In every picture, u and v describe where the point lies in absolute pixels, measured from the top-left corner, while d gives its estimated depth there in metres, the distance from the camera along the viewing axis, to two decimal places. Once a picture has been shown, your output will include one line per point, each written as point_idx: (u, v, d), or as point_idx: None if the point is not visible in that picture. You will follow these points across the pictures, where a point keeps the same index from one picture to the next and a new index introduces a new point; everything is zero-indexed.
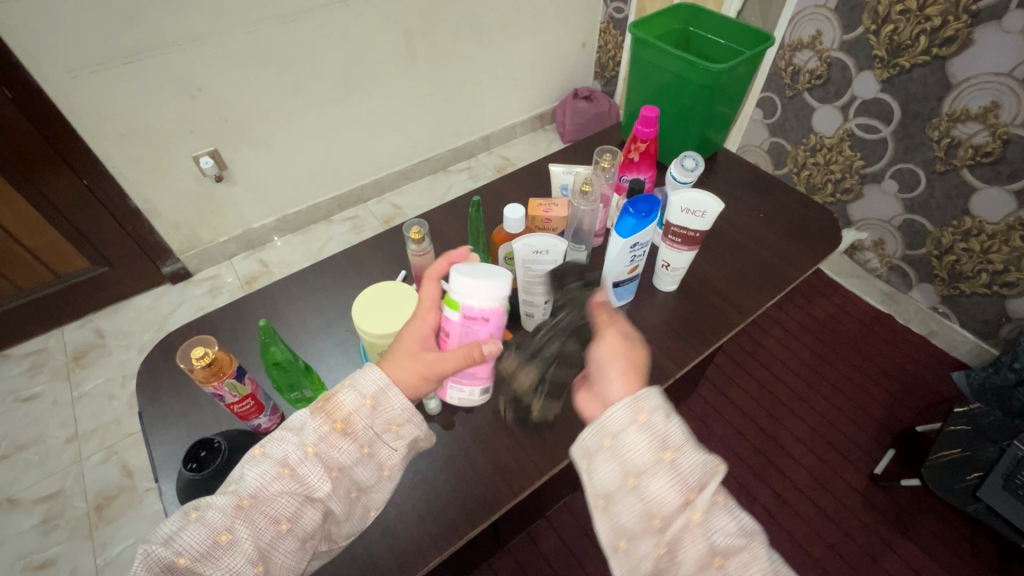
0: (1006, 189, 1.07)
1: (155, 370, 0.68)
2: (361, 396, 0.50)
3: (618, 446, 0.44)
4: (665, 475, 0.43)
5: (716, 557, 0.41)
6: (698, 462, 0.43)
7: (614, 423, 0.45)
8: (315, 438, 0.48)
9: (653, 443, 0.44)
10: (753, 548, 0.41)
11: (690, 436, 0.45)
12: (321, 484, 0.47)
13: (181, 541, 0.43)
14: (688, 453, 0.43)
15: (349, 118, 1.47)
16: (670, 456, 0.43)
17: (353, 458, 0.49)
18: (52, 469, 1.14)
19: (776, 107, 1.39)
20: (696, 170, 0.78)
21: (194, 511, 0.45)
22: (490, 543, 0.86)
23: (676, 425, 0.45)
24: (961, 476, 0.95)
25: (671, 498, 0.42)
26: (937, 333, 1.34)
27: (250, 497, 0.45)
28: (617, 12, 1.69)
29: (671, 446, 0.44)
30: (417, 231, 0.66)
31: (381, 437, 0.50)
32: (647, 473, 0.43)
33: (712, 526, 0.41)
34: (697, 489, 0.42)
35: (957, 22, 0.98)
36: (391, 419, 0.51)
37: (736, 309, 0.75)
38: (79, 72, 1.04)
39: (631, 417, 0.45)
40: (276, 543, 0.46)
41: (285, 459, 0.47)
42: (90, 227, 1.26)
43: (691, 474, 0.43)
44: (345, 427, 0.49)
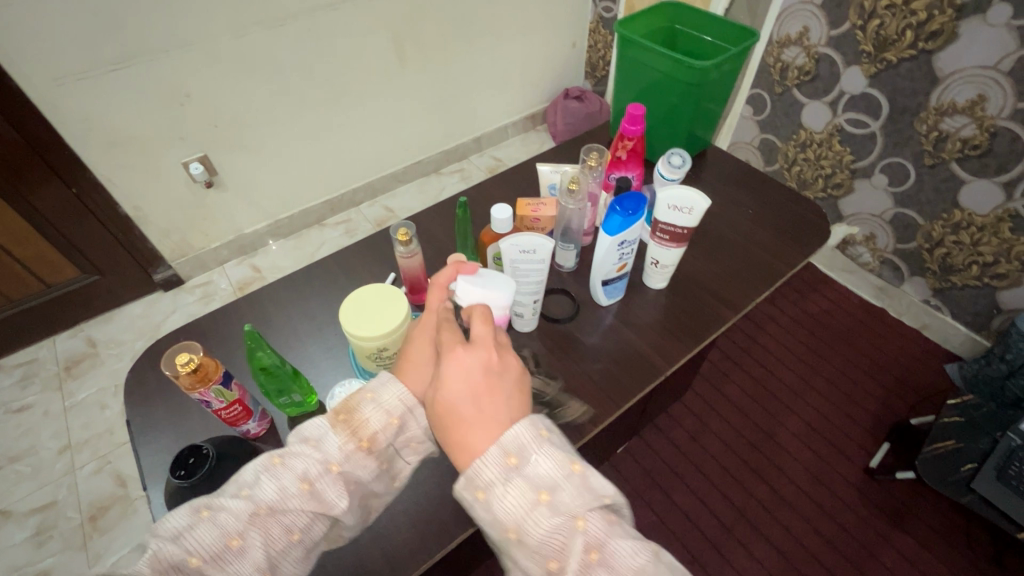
0: (994, 181, 1.07)
1: (143, 378, 0.67)
2: (387, 414, 0.50)
3: (479, 522, 0.42)
4: (521, 550, 0.40)
5: None
6: (548, 528, 0.38)
7: (465, 501, 0.42)
8: (339, 457, 0.48)
9: (499, 518, 0.40)
10: None
11: (530, 502, 0.39)
12: (339, 500, 0.47)
13: (192, 541, 0.42)
14: (534, 522, 0.39)
15: (340, 122, 1.46)
16: (516, 532, 0.39)
17: (372, 474, 0.49)
18: (44, 480, 1.13)
19: (765, 103, 1.39)
20: (683, 167, 0.78)
21: (207, 511, 0.43)
22: (486, 546, 0.86)
23: (512, 493, 0.40)
24: (956, 467, 0.95)
25: (536, 568, 0.39)
26: (930, 326, 1.35)
27: (268, 506, 0.44)
28: (606, 12, 1.70)
29: (514, 521, 0.39)
30: (404, 233, 0.65)
31: (400, 453, 0.52)
32: (508, 548, 0.40)
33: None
34: (555, 558, 0.38)
35: (942, 16, 0.99)
36: (411, 437, 0.52)
37: (725, 306, 0.76)
38: (65, 80, 1.04)
39: (471, 495, 0.41)
40: (286, 552, 0.45)
41: (306, 473, 0.46)
42: (80, 235, 1.25)
43: (545, 542, 0.38)
44: (371, 445, 0.49)
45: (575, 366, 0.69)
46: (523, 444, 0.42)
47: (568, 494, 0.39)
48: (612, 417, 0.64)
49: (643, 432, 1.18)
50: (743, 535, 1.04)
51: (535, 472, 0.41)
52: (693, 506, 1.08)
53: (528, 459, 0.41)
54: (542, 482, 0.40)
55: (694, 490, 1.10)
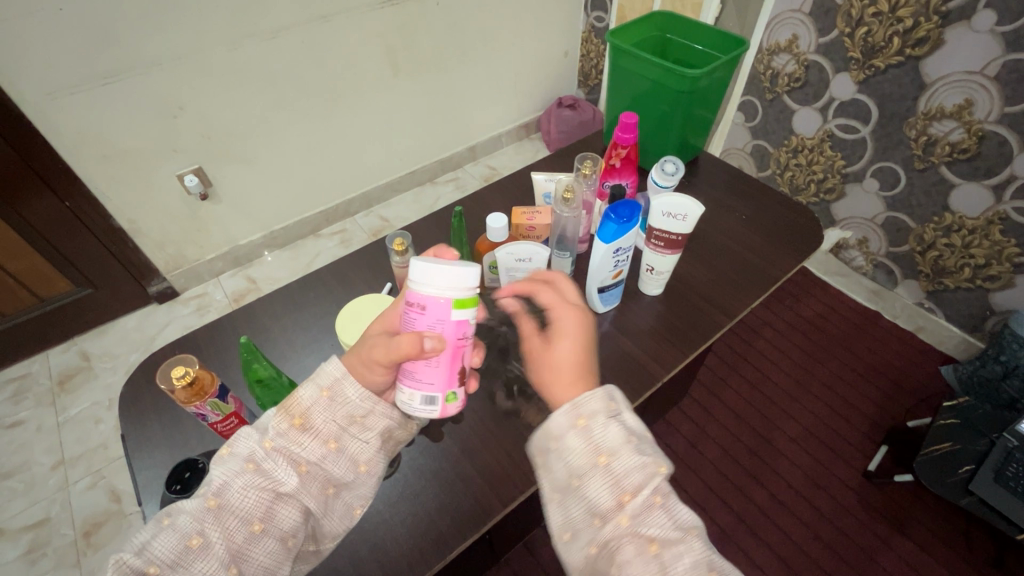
0: (983, 184, 1.09)
1: (138, 391, 0.67)
2: (318, 388, 0.50)
3: (559, 450, 0.44)
4: (601, 477, 0.42)
5: (653, 545, 0.40)
6: (635, 465, 0.42)
7: (556, 427, 0.45)
8: (274, 435, 0.47)
9: (588, 446, 0.43)
10: (689, 542, 0.40)
11: (628, 441, 0.43)
12: (288, 478, 0.46)
13: (152, 549, 0.42)
14: (624, 456, 0.42)
15: (334, 133, 1.47)
16: (606, 460, 0.42)
17: (319, 453, 0.48)
18: (37, 496, 1.11)
19: (757, 110, 1.41)
20: (676, 174, 0.79)
21: (167, 518, 0.45)
22: (486, 555, 0.85)
23: (614, 430, 0.44)
24: (954, 467, 0.95)
25: (606, 500, 0.42)
26: (924, 328, 1.36)
27: (217, 498, 0.45)
28: (598, 21, 1.72)
29: (608, 448, 0.43)
30: (400, 243, 0.66)
31: (347, 431, 0.50)
32: (586, 475, 0.43)
33: (644, 525, 0.40)
34: (632, 492, 0.41)
35: (928, 23, 1.00)
36: (352, 411, 0.50)
37: (720, 312, 0.76)
38: (59, 94, 1.04)
39: (570, 422, 0.45)
40: (251, 544, 0.44)
41: (249, 456, 0.47)
42: (74, 249, 1.24)
43: (627, 477, 0.42)
44: (303, 422, 0.48)
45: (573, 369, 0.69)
46: (620, 394, 0.47)
47: (655, 446, 0.44)
48: None
49: None
50: (743, 542, 1.04)
51: (629, 419, 0.45)
52: None
53: (621, 409, 0.46)
54: (637, 431, 0.45)
55: (694, 497, 1.10)
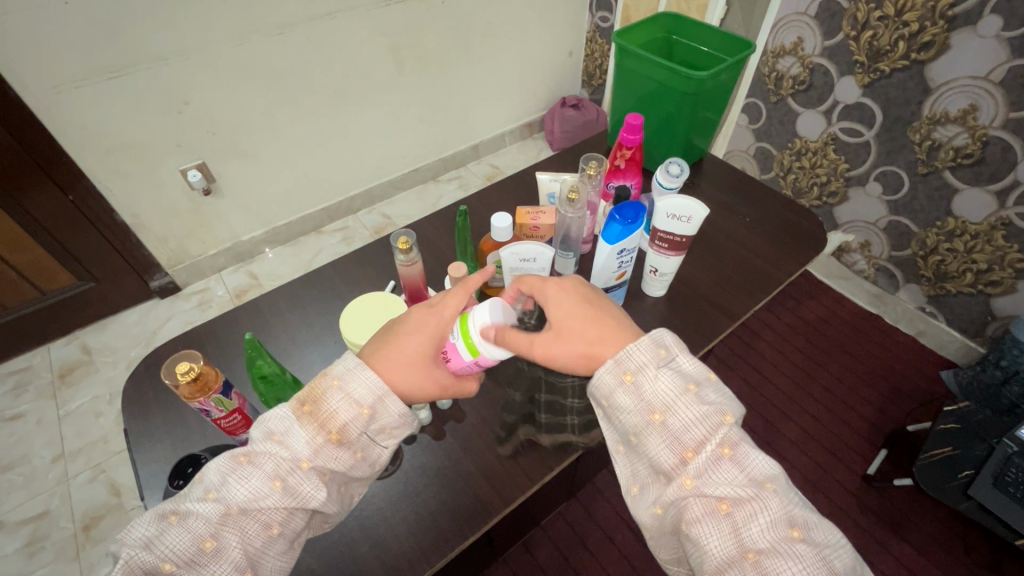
0: (987, 189, 1.09)
1: (140, 386, 0.67)
2: (356, 405, 0.48)
3: (614, 407, 0.49)
4: (658, 434, 0.46)
5: (723, 503, 0.41)
6: (693, 418, 0.45)
7: (606, 385, 0.49)
8: (309, 453, 0.46)
9: (642, 405, 0.47)
10: (764, 499, 0.41)
11: (681, 394, 0.46)
12: (316, 493, 0.45)
13: (164, 547, 0.41)
14: (681, 411, 0.45)
15: (338, 130, 1.47)
16: (661, 417, 0.46)
17: (348, 464, 0.48)
18: (37, 489, 1.12)
19: (760, 112, 1.41)
20: (681, 175, 0.79)
21: (174, 515, 0.43)
22: (485, 554, 0.85)
23: (664, 385, 0.47)
24: (954, 473, 0.96)
25: (669, 457, 0.45)
26: (925, 332, 1.36)
27: (239, 506, 0.43)
28: (603, 21, 1.71)
29: (661, 405, 0.46)
30: (404, 241, 0.65)
31: (374, 440, 0.50)
32: (645, 431, 0.46)
33: (711, 480, 0.43)
34: (695, 448, 0.44)
35: (934, 27, 1.00)
36: (385, 424, 0.50)
37: (723, 314, 0.76)
38: (63, 87, 1.04)
39: (618, 379, 0.48)
40: (267, 548, 0.44)
41: (277, 471, 0.45)
42: (76, 242, 1.24)
43: (687, 432, 0.44)
44: (341, 437, 0.47)
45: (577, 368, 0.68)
46: (670, 342, 0.50)
47: (714, 395, 0.46)
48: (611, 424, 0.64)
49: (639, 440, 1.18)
50: None
51: (682, 369, 0.48)
52: None
53: (671, 356, 0.49)
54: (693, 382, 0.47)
55: None
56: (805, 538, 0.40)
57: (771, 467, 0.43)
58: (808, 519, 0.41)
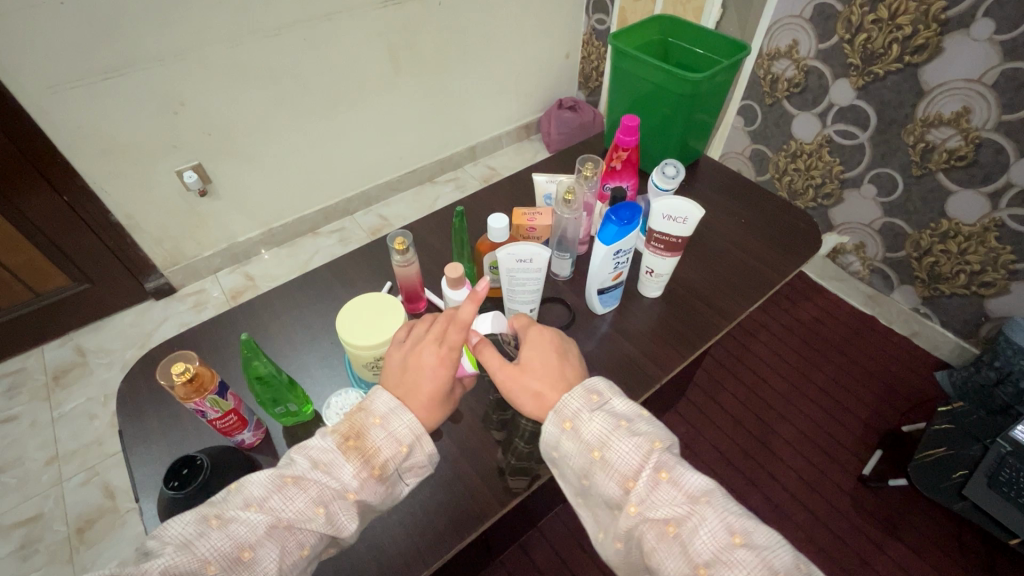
0: (980, 191, 1.10)
1: (136, 387, 0.67)
2: (397, 443, 0.49)
3: (563, 456, 0.49)
4: (602, 472, 0.46)
5: (670, 525, 0.42)
6: (629, 448, 0.45)
7: (551, 435, 0.49)
8: (354, 485, 0.46)
9: (582, 447, 0.47)
10: (700, 512, 0.41)
11: (613, 428, 0.47)
12: (348, 523, 0.46)
13: (206, 548, 0.41)
14: (616, 444, 0.46)
15: (335, 131, 1.47)
16: (599, 454, 0.46)
17: (378, 496, 0.48)
18: (30, 492, 1.11)
19: (756, 114, 1.41)
20: (677, 177, 0.79)
21: (217, 519, 0.43)
22: (482, 556, 0.85)
23: (596, 422, 0.47)
24: (949, 473, 0.96)
25: (614, 490, 0.45)
26: (919, 333, 1.37)
27: (285, 522, 0.43)
28: (599, 24, 1.72)
29: (598, 442, 0.46)
30: (401, 242, 0.66)
31: (403, 477, 0.50)
32: (590, 471, 0.47)
33: (654, 504, 0.43)
34: (634, 477, 0.44)
35: (927, 31, 1.01)
36: (417, 464, 0.50)
37: (719, 314, 0.76)
38: (58, 88, 1.03)
39: (558, 427, 0.49)
40: (294, 569, 0.43)
41: (321, 497, 0.45)
42: (71, 244, 1.24)
43: (624, 462, 0.45)
44: (381, 472, 0.48)
45: None
46: (603, 387, 0.51)
47: (645, 425, 0.47)
48: None
49: None
50: None
51: (614, 409, 0.49)
52: None
53: (606, 398, 0.50)
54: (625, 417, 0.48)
55: None
56: (747, 543, 0.40)
57: (708, 481, 0.44)
58: (748, 525, 0.41)
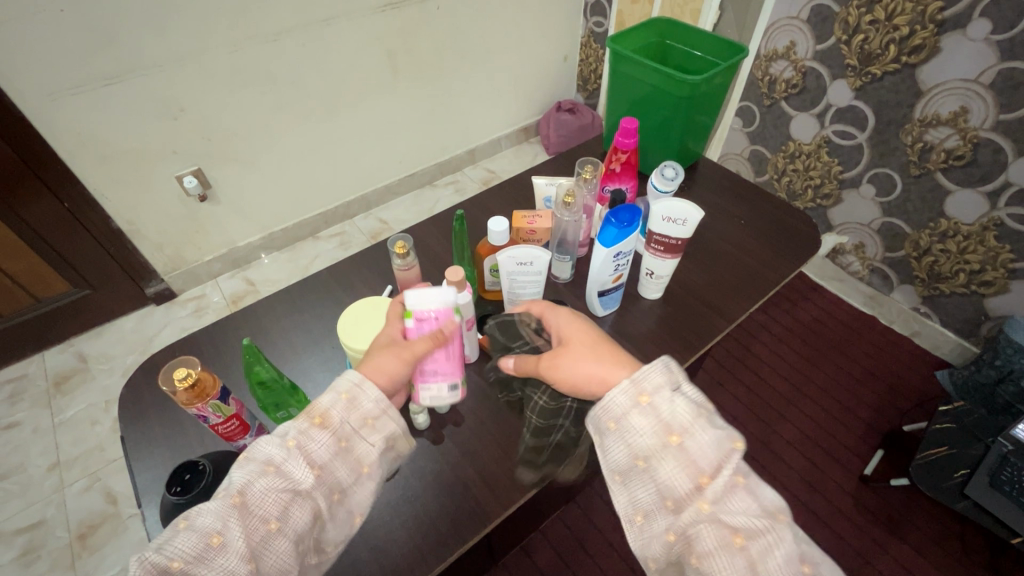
0: (978, 190, 1.10)
1: (137, 393, 0.67)
2: (338, 391, 0.49)
3: (624, 429, 0.48)
4: (674, 458, 0.45)
5: (738, 536, 0.42)
6: (710, 443, 0.44)
7: (617, 408, 0.48)
8: (295, 433, 0.47)
9: (658, 428, 0.46)
10: (777, 530, 0.41)
11: (697, 418, 0.46)
12: (305, 479, 0.45)
13: (173, 545, 0.41)
14: (698, 435, 0.45)
15: (334, 135, 1.47)
16: (678, 439, 0.45)
17: (332, 452, 0.47)
18: (32, 498, 1.11)
19: (754, 115, 1.42)
20: (676, 178, 0.79)
21: (184, 519, 0.43)
22: (484, 560, 0.85)
23: (682, 407, 0.46)
24: (950, 472, 0.96)
25: (684, 481, 0.45)
26: (920, 333, 1.37)
27: (241, 495, 0.43)
28: (597, 26, 1.73)
29: (679, 429, 0.45)
30: (401, 245, 0.66)
31: (358, 433, 0.49)
32: (658, 455, 0.46)
33: (725, 509, 0.43)
34: (711, 474, 0.44)
35: (924, 31, 1.02)
36: (366, 415, 0.50)
37: (720, 315, 0.76)
38: (58, 94, 1.04)
39: (634, 400, 0.47)
40: (267, 543, 0.43)
41: (270, 458, 0.45)
42: (72, 250, 1.24)
43: (703, 458, 0.44)
44: (324, 421, 0.48)
45: None
46: (677, 368, 0.49)
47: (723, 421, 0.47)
48: None
49: None
50: None
51: (690, 396, 0.48)
52: None
53: (683, 383, 0.48)
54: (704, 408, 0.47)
55: None
56: (814, 573, 0.41)
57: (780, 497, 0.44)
58: (815, 555, 0.42)
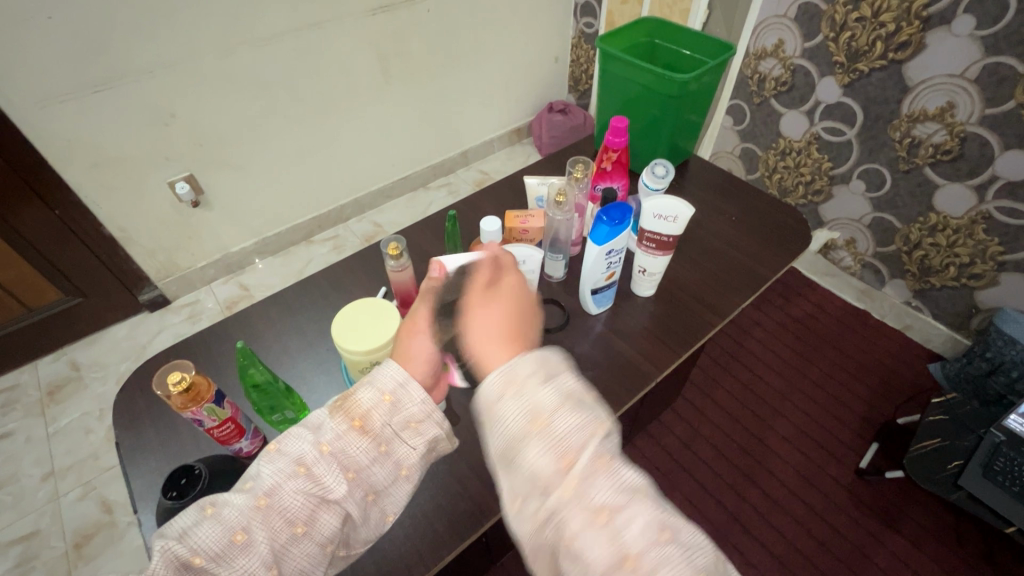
0: (966, 184, 1.11)
1: (131, 398, 0.66)
2: (379, 392, 0.48)
3: (497, 419, 0.43)
4: (541, 443, 0.41)
5: (602, 512, 0.38)
6: (575, 427, 0.41)
7: (492, 396, 0.44)
8: (331, 438, 0.46)
9: (527, 413, 0.42)
10: (636, 503, 0.39)
11: (565, 404, 0.43)
12: (336, 485, 0.45)
13: (196, 537, 0.42)
14: (563, 419, 0.42)
15: (326, 139, 1.47)
16: (546, 424, 0.41)
17: (369, 457, 0.47)
18: (27, 508, 1.10)
19: (744, 113, 1.43)
20: (667, 176, 0.80)
21: (211, 507, 0.44)
22: (482, 560, 0.85)
23: (550, 394, 0.43)
24: (944, 464, 0.97)
25: (549, 465, 0.40)
26: (912, 327, 1.38)
27: (266, 497, 0.44)
28: (588, 27, 1.74)
29: (546, 413, 0.42)
30: (395, 246, 0.66)
31: (400, 435, 0.48)
32: (528, 440, 0.41)
33: (591, 489, 0.39)
34: (575, 455, 0.40)
35: (910, 27, 1.03)
36: (409, 417, 0.49)
37: (712, 312, 0.77)
38: (48, 102, 1.03)
39: (506, 387, 0.43)
40: (290, 544, 0.44)
41: (301, 457, 0.46)
42: (64, 257, 1.23)
43: (570, 438, 0.41)
44: (364, 425, 0.47)
45: (567, 369, 0.69)
46: (556, 361, 0.46)
47: (592, 408, 0.44)
48: None
49: (634, 439, 1.19)
50: (737, 539, 1.05)
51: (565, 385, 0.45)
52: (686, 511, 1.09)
53: (560, 371, 0.45)
54: (577, 394, 0.44)
55: (689, 496, 1.11)
56: (675, 540, 0.38)
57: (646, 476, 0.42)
58: (676, 522, 0.40)
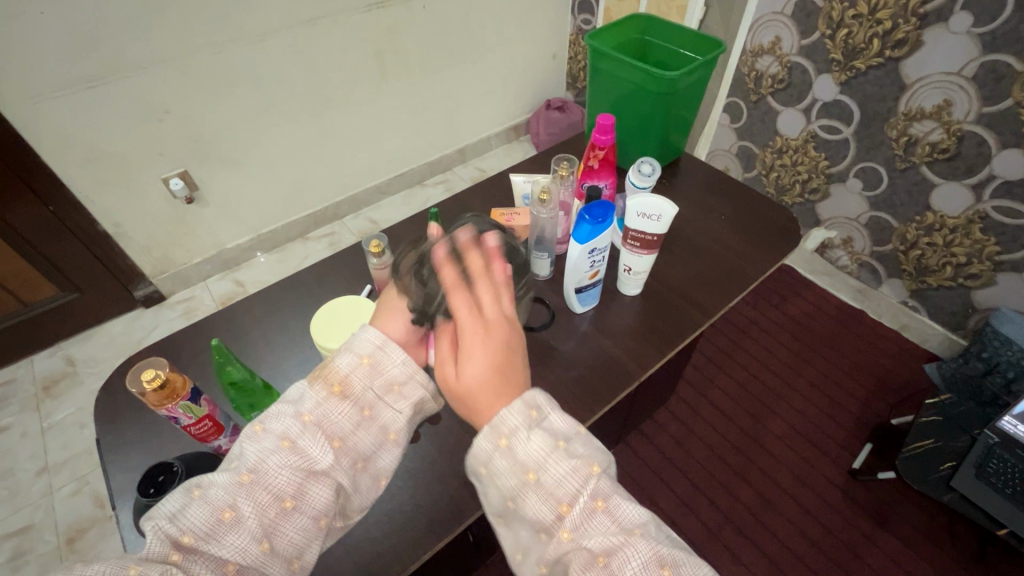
0: (963, 183, 1.10)
1: (114, 396, 0.66)
2: (357, 356, 0.51)
3: (492, 474, 0.42)
4: (534, 495, 0.40)
5: (597, 558, 0.37)
6: (565, 473, 0.40)
7: (482, 452, 0.42)
8: (312, 407, 0.47)
9: (517, 465, 0.41)
10: (633, 543, 0.37)
11: (555, 449, 0.41)
12: (323, 456, 0.45)
13: (184, 517, 0.41)
14: (554, 467, 0.40)
15: (321, 136, 1.47)
16: (535, 476, 0.40)
17: (354, 421, 0.48)
18: (20, 503, 1.11)
19: (742, 111, 1.42)
20: (653, 175, 0.79)
21: (197, 489, 0.43)
22: (469, 557, 0.85)
23: (536, 441, 0.41)
24: (935, 465, 0.96)
25: (545, 514, 0.40)
26: (909, 327, 1.37)
27: (250, 473, 0.43)
28: (585, 24, 1.73)
29: (534, 464, 0.41)
30: (376, 245, 0.67)
31: (382, 398, 0.50)
32: (520, 494, 0.41)
33: (585, 536, 0.38)
34: (568, 503, 0.39)
35: (907, 25, 1.02)
36: (391, 379, 0.51)
37: (700, 311, 0.76)
38: (41, 98, 1.03)
39: (492, 444, 0.42)
40: (282, 519, 0.43)
41: (286, 432, 0.46)
42: (59, 253, 1.24)
43: (560, 487, 0.40)
44: (343, 389, 0.49)
45: (550, 368, 0.69)
46: (542, 400, 0.44)
47: (582, 447, 0.42)
48: (588, 423, 0.64)
49: (627, 439, 1.18)
50: (728, 539, 1.05)
51: (552, 427, 0.43)
52: (678, 512, 1.08)
53: (544, 414, 0.43)
54: (563, 434, 0.42)
55: (680, 496, 1.10)
56: None
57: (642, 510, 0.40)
58: (677, 556, 0.38)
